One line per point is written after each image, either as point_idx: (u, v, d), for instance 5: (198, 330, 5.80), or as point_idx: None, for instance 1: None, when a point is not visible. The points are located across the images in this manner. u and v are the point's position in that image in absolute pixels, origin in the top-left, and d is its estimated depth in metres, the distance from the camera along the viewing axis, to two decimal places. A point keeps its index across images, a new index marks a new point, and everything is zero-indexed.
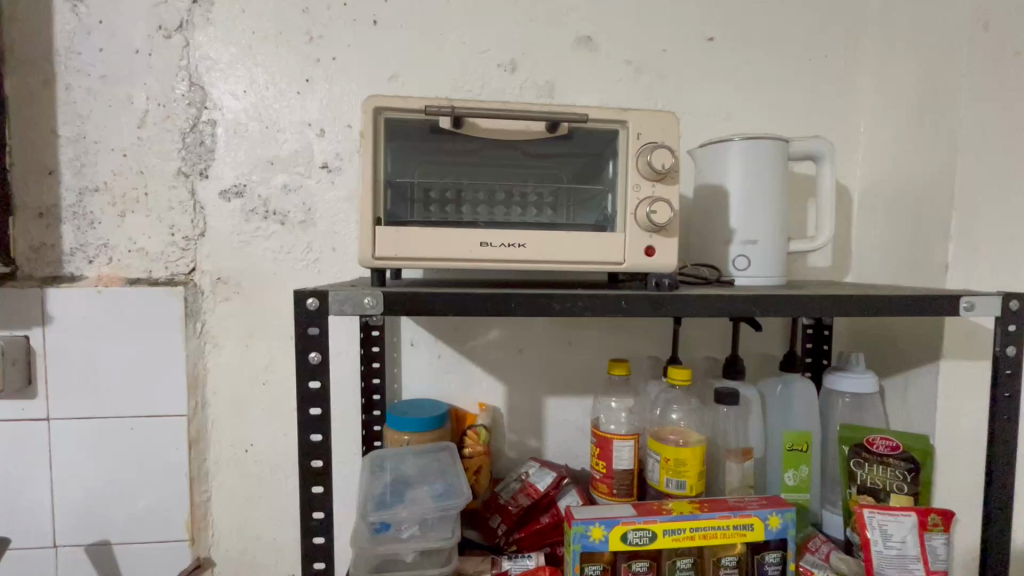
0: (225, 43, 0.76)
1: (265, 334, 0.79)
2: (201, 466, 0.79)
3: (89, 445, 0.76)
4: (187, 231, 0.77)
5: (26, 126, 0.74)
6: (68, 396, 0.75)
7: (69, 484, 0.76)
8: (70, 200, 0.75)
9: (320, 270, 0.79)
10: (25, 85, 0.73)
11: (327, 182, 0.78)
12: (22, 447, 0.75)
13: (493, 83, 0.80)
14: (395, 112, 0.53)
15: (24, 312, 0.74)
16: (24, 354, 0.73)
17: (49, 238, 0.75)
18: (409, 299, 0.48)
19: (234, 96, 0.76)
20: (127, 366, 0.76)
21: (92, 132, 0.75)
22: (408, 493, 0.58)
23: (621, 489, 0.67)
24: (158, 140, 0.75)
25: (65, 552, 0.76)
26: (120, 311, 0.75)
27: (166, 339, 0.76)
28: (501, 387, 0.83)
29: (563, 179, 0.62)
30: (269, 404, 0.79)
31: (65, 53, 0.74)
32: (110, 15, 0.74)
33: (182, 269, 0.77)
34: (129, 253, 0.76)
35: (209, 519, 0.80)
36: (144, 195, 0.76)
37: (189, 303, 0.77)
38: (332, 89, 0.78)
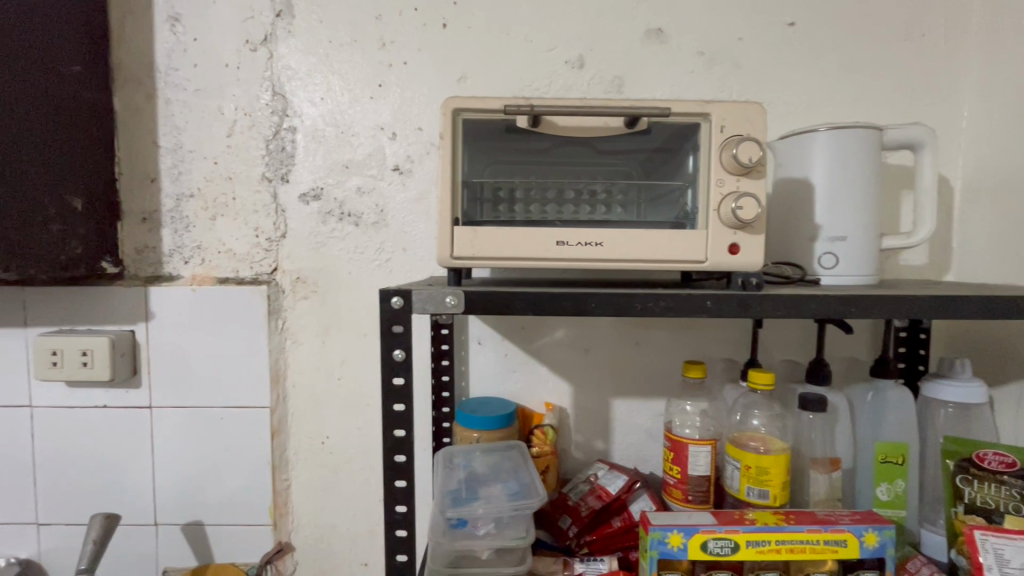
0: (304, 52, 0.79)
1: (341, 331, 0.82)
2: (282, 455, 0.83)
3: (185, 432, 0.82)
4: (270, 233, 0.81)
5: (132, 138, 0.80)
6: (167, 386, 0.81)
7: (169, 467, 0.82)
8: (169, 206, 0.81)
9: (392, 270, 0.81)
10: (131, 100, 0.80)
11: (398, 184, 0.80)
12: (128, 433, 0.81)
13: (560, 80, 0.79)
14: (473, 112, 0.53)
15: (132, 309, 0.80)
16: (131, 347, 0.80)
17: (151, 241, 0.81)
18: (489, 299, 0.48)
19: (312, 103, 0.80)
20: (218, 360, 0.81)
21: (187, 142, 0.80)
22: (482, 490, 0.58)
23: (697, 496, 0.64)
24: (245, 147, 0.80)
25: (164, 530, 0.83)
26: (212, 308, 0.80)
27: (252, 334, 0.81)
28: (567, 388, 0.82)
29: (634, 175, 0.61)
30: (344, 399, 0.83)
31: (165, 69, 0.80)
32: (203, 32, 0.79)
33: (265, 269, 0.81)
34: (219, 254, 0.81)
35: (289, 506, 0.84)
36: (233, 200, 0.81)
37: (272, 300, 0.81)
38: (404, 92, 0.79)
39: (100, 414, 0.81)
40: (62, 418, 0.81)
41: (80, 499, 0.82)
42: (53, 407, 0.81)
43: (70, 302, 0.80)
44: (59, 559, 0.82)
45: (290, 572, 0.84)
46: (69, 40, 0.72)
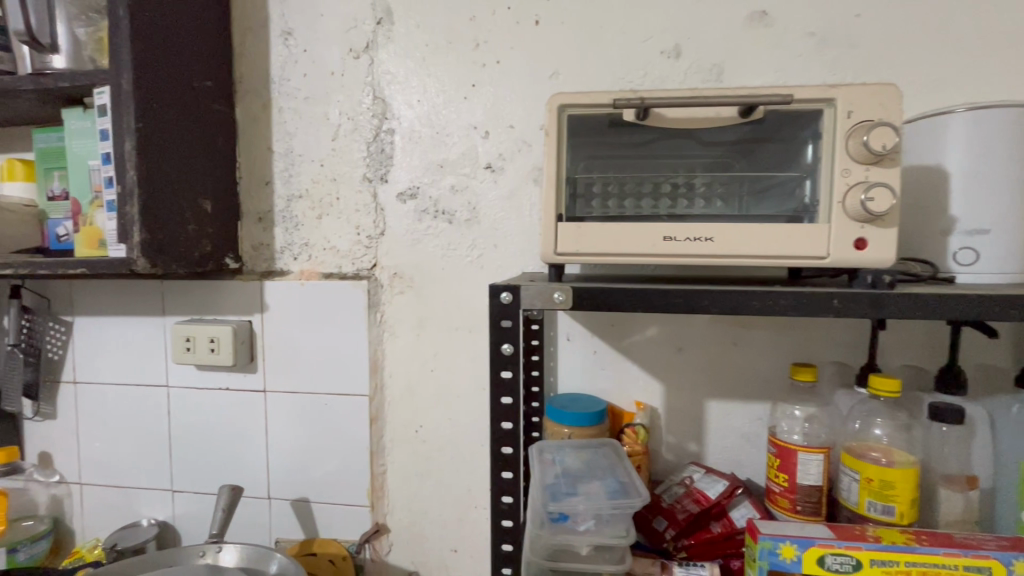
0: (402, 57, 0.82)
1: (434, 324, 0.85)
2: (379, 441, 0.88)
3: (294, 415, 0.88)
4: (370, 231, 0.85)
5: (251, 144, 0.88)
6: (280, 373, 0.88)
7: (280, 447, 0.89)
8: (281, 206, 0.88)
9: (483, 266, 0.83)
10: (250, 110, 0.88)
11: (490, 181, 0.82)
12: (246, 414, 0.89)
13: (655, 71, 0.77)
14: (579, 108, 0.53)
15: (249, 300, 0.88)
16: (249, 335, 0.88)
17: (266, 239, 0.89)
18: (597, 295, 0.48)
19: (409, 105, 0.83)
20: (324, 349, 0.87)
21: (297, 147, 0.87)
22: (581, 486, 0.58)
23: (807, 507, 0.61)
24: (348, 149, 0.85)
25: (276, 504, 0.90)
26: (319, 301, 0.86)
27: (354, 326, 0.86)
28: (659, 387, 0.80)
29: (737, 168, 0.57)
30: (436, 390, 0.86)
31: (279, 80, 0.86)
32: (312, 43, 0.85)
33: (365, 265, 0.86)
34: (325, 251, 0.87)
35: (386, 490, 0.88)
36: (337, 199, 0.86)
37: (371, 295, 0.85)
38: (496, 91, 0.81)
39: (224, 396, 0.90)
40: (192, 398, 0.90)
41: (206, 471, 0.91)
42: (186, 388, 0.90)
43: (198, 294, 0.89)
44: (190, 523, 0.92)
45: (386, 551, 0.89)
46: (201, 57, 0.79)
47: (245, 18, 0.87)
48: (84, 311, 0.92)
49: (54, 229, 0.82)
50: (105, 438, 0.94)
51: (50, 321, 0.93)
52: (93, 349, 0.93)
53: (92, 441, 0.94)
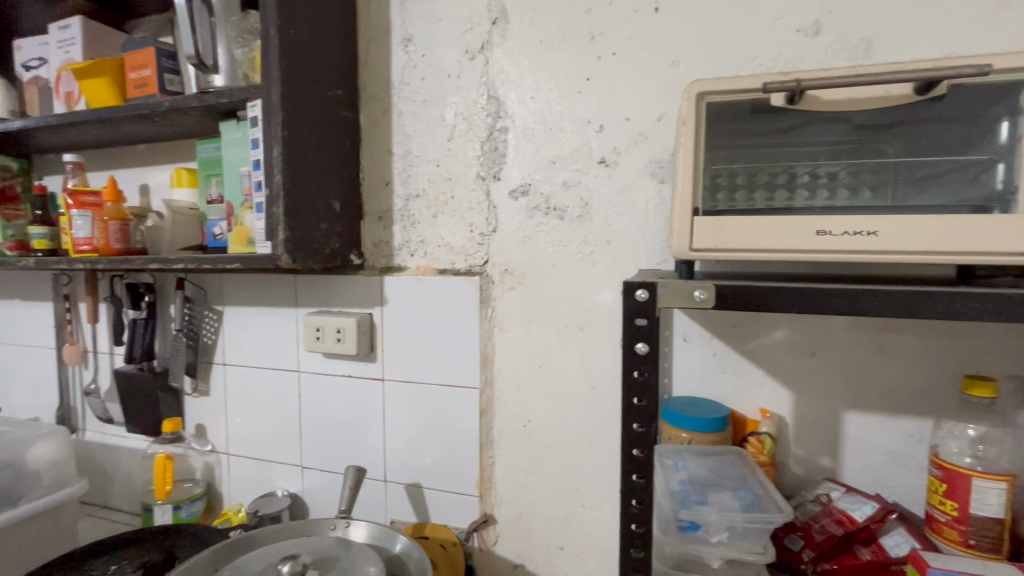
0: (516, 55, 0.83)
1: (544, 320, 0.85)
2: (488, 433, 0.90)
3: (410, 403, 0.93)
4: (483, 228, 0.87)
5: (373, 147, 0.93)
6: (397, 363, 0.93)
7: (396, 433, 0.95)
8: (400, 205, 0.93)
9: (594, 263, 0.81)
10: (373, 115, 0.93)
11: (604, 176, 0.80)
12: (366, 400, 0.96)
13: (790, 51, 0.71)
14: (719, 94, 0.50)
15: (371, 294, 0.94)
16: (370, 326, 0.94)
17: (386, 236, 0.94)
18: (743, 292, 0.45)
19: (522, 102, 0.83)
20: (437, 342, 0.90)
21: (415, 148, 0.91)
22: (712, 496, 0.56)
23: (984, 542, 0.52)
24: (463, 149, 0.87)
25: (392, 487, 0.96)
26: (433, 296, 0.90)
27: (466, 320, 0.88)
28: (788, 395, 0.74)
29: (890, 154, 0.50)
30: (544, 386, 0.86)
31: (399, 85, 0.91)
32: (430, 48, 0.88)
33: (478, 261, 0.88)
34: (439, 248, 0.90)
35: (494, 482, 0.90)
36: (452, 198, 0.89)
37: (483, 290, 0.87)
38: (612, 84, 0.79)
39: (347, 383, 0.96)
40: (320, 382, 0.98)
41: (332, 451, 0.99)
42: (315, 373, 0.99)
43: (326, 287, 0.96)
44: (317, 498, 1.01)
45: (494, 542, 0.90)
46: (333, 68, 0.86)
47: (370, 28, 0.92)
48: (232, 302, 1.04)
49: (212, 227, 0.93)
50: (247, 415, 1.05)
51: (205, 310, 1.05)
52: (239, 336, 1.04)
53: (237, 417, 1.06)
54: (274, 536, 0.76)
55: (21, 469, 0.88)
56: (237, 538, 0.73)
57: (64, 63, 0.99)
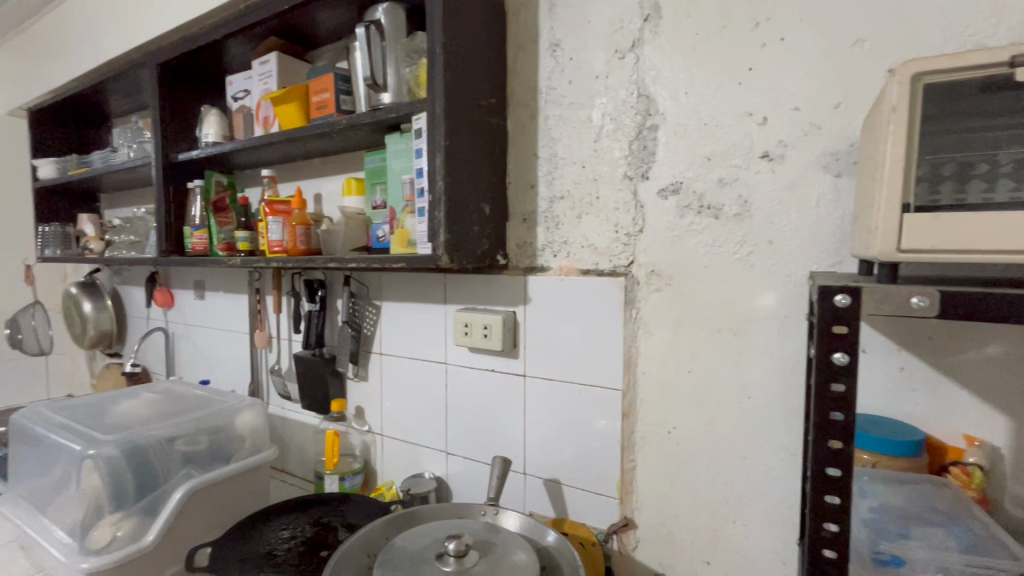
0: (669, 50, 0.81)
1: (693, 324, 0.82)
2: (630, 436, 0.88)
3: (550, 401, 0.95)
4: (629, 228, 0.86)
5: (519, 152, 0.97)
6: (539, 361, 0.96)
7: (536, 428, 0.97)
8: (544, 207, 0.95)
9: (753, 265, 0.76)
10: (519, 121, 0.97)
11: (767, 171, 0.74)
12: (508, 395, 1.00)
13: (1016, 16, 0.60)
14: (941, 74, 0.44)
15: (515, 293, 0.98)
16: (513, 324, 0.98)
17: (529, 237, 0.97)
18: (978, 298, 0.40)
19: (674, 98, 0.81)
20: (580, 341, 0.91)
21: (561, 150, 0.92)
22: (915, 529, 0.55)
23: None
24: (610, 149, 0.87)
25: (531, 480, 0.99)
26: (576, 295, 0.91)
27: (609, 321, 0.88)
28: (1004, 422, 0.62)
29: None
30: (692, 392, 0.82)
31: (546, 89, 0.93)
32: (578, 51, 0.89)
33: (623, 262, 0.87)
34: (583, 248, 0.91)
35: (635, 486, 0.89)
36: (597, 199, 0.89)
37: (628, 292, 0.86)
38: (779, 72, 0.73)
39: (490, 377, 1.01)
40: (465, 375, 1.05)
41: (474, 440, 1.05)
42: (461, 366, 1.05)
43: (473, 285, 1.02)
44: (460, 483, 1.08)
45: (634, 547, 0.89)
46: (487, 78, 0.91)
47: (518, 37, 0.96)
48: (389, 297, 1.15)
49: (377, 231, 1.03)
50: (399, 401, 1.15)
51: (367, 305, 1.18)
52: (394, 328, 1.14)
53: (391, 402, 1.17)
54: (432, 516, 0.82)
55: (230, 432, 1.06)
56: (404, 512, 0.80)
57: (263, 92, 1.17)
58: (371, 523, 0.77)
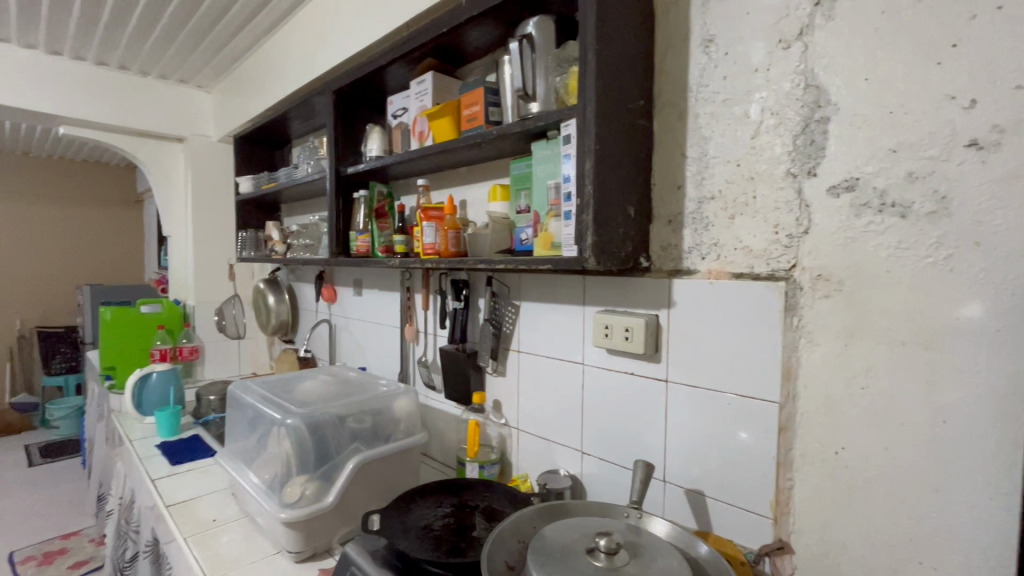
0: (845, 34, 0.74)
1: (869, 335, 0.73)
2: (787, 453, 0.82)
3: (694, 408, 0.92)
4: (790, 229, 0.80)
5: (665, 153, 0.96)
6: (682, 366, 0.93)
7: (678, 435, 0.95)
8: (691, 208, 0.92)
9: (952, 270, 0.66)
10: (666, 121, 0.95)
11: (974, 162, 0.64)
12: (647, 399, 0.99)
13: None
14: None
15: (658, 296, 0.96)
16: (656, 327, 0.96)
17: (675, 239, 0.95)
18: None
19: (851, 87, 0.73)
20: (729, 347, 0.87)
21: (712, 149, 0.89)
22: None
23: None
24: (770, 146, 0.82)
25: (671, 488, 0.96)
26: (727, 299, 0.87)
27: (766, 328, 0.83)
28: None
29: None
30: (867, 412, 0.73)
31: (697, 87, 0.91)
32: (735, 45, 0.85)
33: (783, 265, 0.81)
34: (735, 251, 0.87)
35: (792, 507, 0.82)
36: (753, 198, 0.84)
37: (789, 297, 0.80)
38: (993, 45, 0.62)
39: (630, 380, 1.01)
40: (603, 376, 1.06)
41: (611, 443, 1.05)
42: (599, 368, 1.06)
43: (615, 288, 1.03)
44: (595, 483, 1.08)
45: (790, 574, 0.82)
46: (635, 80, 0.91)
47: (667, 37, 0.94)
48: (528, 298, 1.20)
49: (520, 234, 1.07)
50: (536, 398, 1.20)
51: (507, 305, 1.24)
52: (533, 327, 1.19)
53: (527, 399, 1.22)
54: (583, 510, 0.84)
55: (390, 414, 1.19)
56: (556, 503, 0.83)
57: (419, 109, 1.29)
58: (522, 509, 0.81)
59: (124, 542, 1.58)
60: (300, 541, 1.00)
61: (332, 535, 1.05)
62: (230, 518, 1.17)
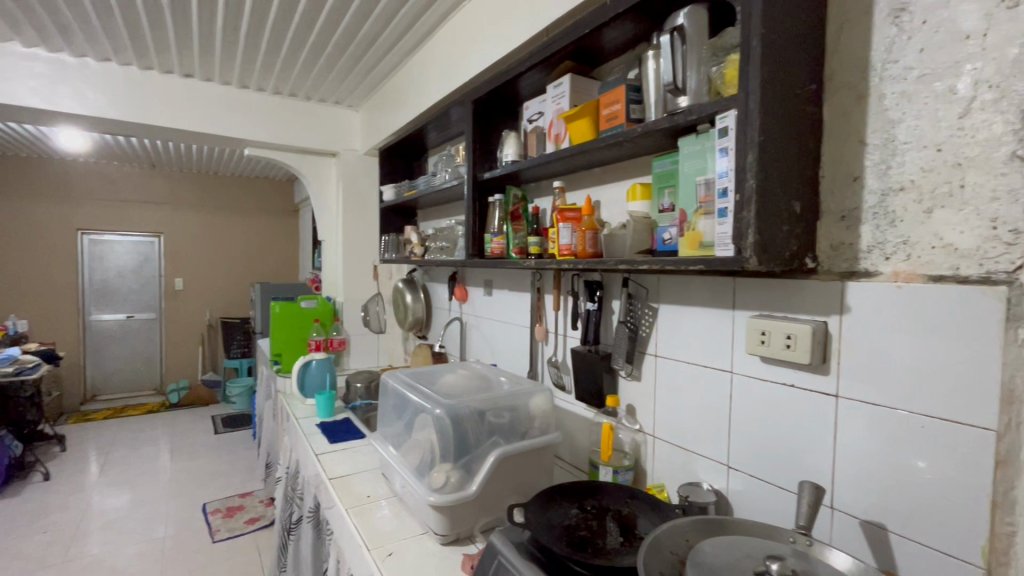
0: None
1: None
2: (1007, 493, 0.68)
3: (873, 429, 0.81)
4: (1015, 223, 0.66)
5: (839, 141, 0.86)
6: (858, 380, 0.82)
7: (851, 459, 0.84)
8: (872, 202, 0.81)
9: None
10: (841, 106, 0.85)
11: None
12: (811, 414, 0.89)
13: None
14: None
15: (827, 301, 0.86)
16: (824, 336, 0.86)
17: (850, 237, 0.84)
18: None
19: None
20: (922, 362, 0.75)
21: (902, 134, 0.78)
22: None
23: None
24: (986, 126, 0.69)
25: (840, 516, 0.85)
26: (921, 306, 0.75)
27: (978, 342, 0.69)
28: None
29: None
30: None
31: (882, 64, 0.80)
32: (935, 12, 0.74)
33: (1003, 267, 0.68)
34: (933, 249, 0.74)
35: (1013, 558, 0.67)
36: (960, 187, 0.72)
37: (1011, 305, 0.67)
38: None
39: (788, 393, 0.92)
40: (755, 386, 0.98)
41: (764, 459, 0.96)
42: (751, 377, 0.99)
43: (772, 291, 0.94)
44: (743, 501, 1.00)
45: None
46: (804, 63, 0.83)
47: (843, 12, 0.85)
48: (669, 301, 1.16)
49: (662, 234, 1.03)
50: (674, 405, 1.15)
51: (644, 307, 1.21)
52: (674, 331, 1.14)
53: (665, 406, 1.17)
54: (747, 530, 0.79)
55: (527, 411, 1.22)
56: (714, 518, 0.79)
57: (555, 112, 1.30)
58: (678, 521, 0.79)
59: (290, 506, 1.82)
60: (447, 525, 1.06)
61: (474, 524, 1.10)
62: (382, 495, 1.28)
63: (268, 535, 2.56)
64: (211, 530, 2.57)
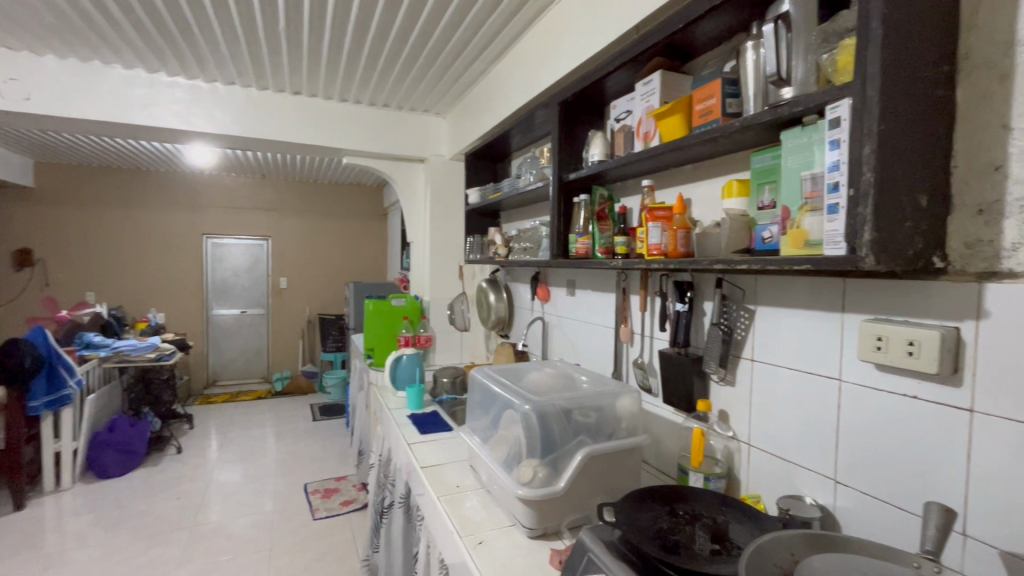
0: None
1: None
2: None
3: (1017, 449, 0.71)
4: None
5: (975, 128, 0.77)
6: (998, 394, 0.73)
7: (988, 481, 0.75)
8: (1019, 193, 0.72)
9: None
10: (978, 88, 0.77)
11: None
12: (937, 429, 0.80)
13: None
14: None
15: (960, 304, 0.77)
16: (955, 343, 0.77)
17: (988, 234, 0.75)
18: None
19: None
20: None
21: None
22: None
23: None
24: None
25: (974, 545, 0.76)
26: None
27: None
28: None
29: None
30: None
31: None
32: None
33: None
34: None
35: None
36: None
37: None
38: None
39: (911, 405, 0.84)
40: (868, 396, 0.90)
41: (879, 476, 0.89)
42: (864, 387, 0.91)
43: (891, 293, 0.86)
44: (853, 520, 0.93)
45: None
46: (932, 43, 0.75)
47: None
48: (768, 303, 1.10)
49: (761, 232, 0.99)
50: (773, 413, 1.09)
51: (740, 309, 1.16)
52: (773, 334, 1.09)
53: (764, 414, 1.11)
54: (865, 551, 0.73)
55: (615, 412, 1.22)
56: (828, 534, 0.75)
57: (644, 110, 1.28)
58: (788, 534, 0.75)
59: (382, 490, 1.94)
60: (534, 519, 1.08)
61: (560, 521, 1.11)
62: (471, 486, 1.34)
63: (361, 517, 2.75)
64: (312, 508, 2.81)
